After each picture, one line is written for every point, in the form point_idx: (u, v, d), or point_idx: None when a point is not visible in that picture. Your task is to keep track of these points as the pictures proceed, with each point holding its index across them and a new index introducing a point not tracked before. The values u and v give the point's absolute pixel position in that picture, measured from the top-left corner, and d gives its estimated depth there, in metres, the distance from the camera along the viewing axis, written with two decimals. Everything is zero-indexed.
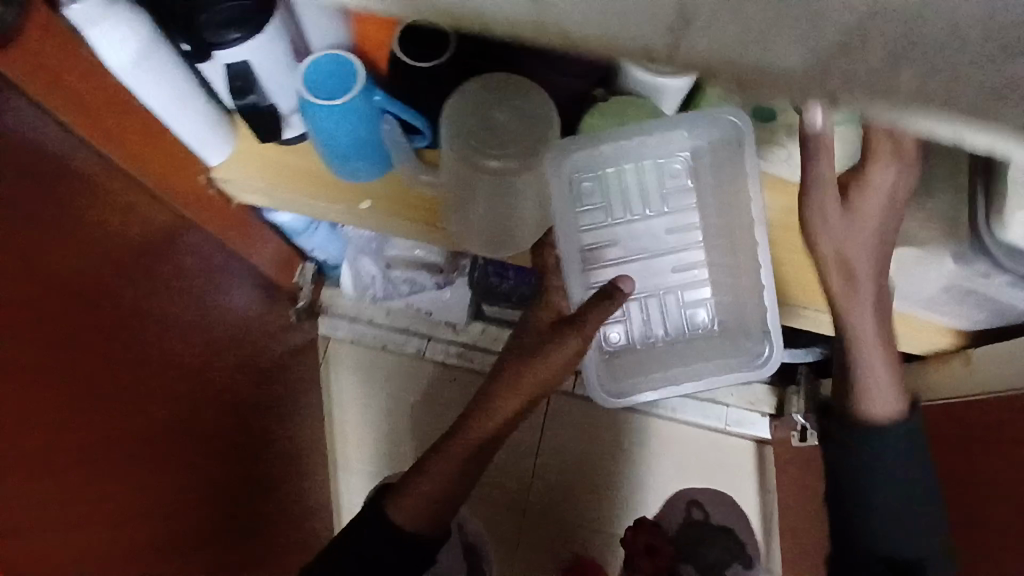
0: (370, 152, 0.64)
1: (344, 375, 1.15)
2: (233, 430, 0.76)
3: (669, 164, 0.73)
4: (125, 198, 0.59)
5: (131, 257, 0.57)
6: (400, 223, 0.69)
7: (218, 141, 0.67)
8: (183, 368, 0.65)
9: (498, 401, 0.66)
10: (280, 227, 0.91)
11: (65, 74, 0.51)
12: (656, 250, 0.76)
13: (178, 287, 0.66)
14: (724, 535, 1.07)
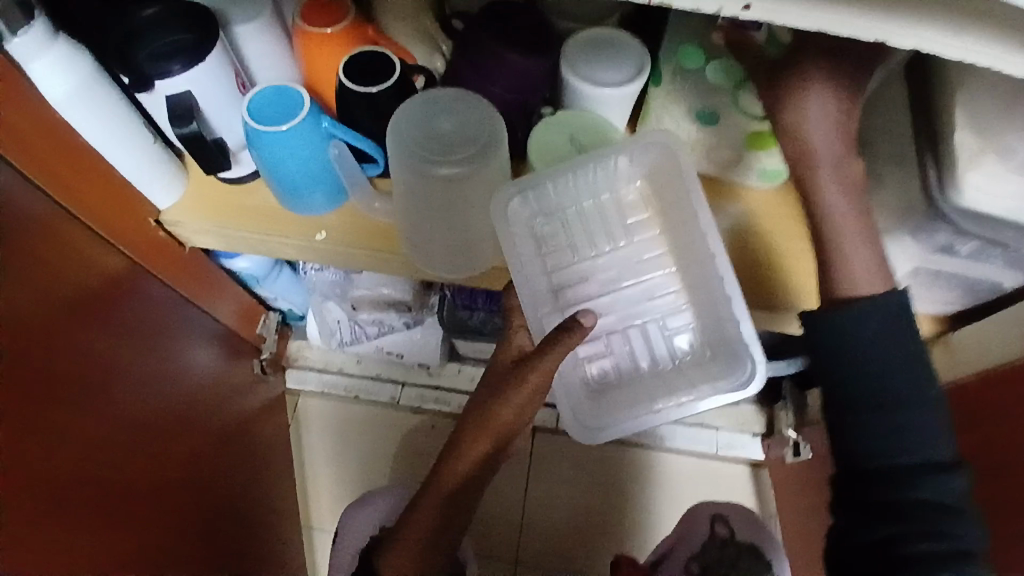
0: (321, 183, 0.63)
1: (316, 431, 1.09)
2: (181, 486, 0.72)
3: (624, 191, 0.64)
4: (70, 240, 0.59)
5: (74, 296, 0.57)
6: (362, 254, 0.68)
7: (166, 183, 0.66)
8: (127, 417, 0.64)
9: (466, 447, 0.62)
10: (237, 274, 0.88)
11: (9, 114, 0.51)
12: (635, 279, 0.64)
13: (124, 343, 0.65)
14: (755, 556, 0.92)
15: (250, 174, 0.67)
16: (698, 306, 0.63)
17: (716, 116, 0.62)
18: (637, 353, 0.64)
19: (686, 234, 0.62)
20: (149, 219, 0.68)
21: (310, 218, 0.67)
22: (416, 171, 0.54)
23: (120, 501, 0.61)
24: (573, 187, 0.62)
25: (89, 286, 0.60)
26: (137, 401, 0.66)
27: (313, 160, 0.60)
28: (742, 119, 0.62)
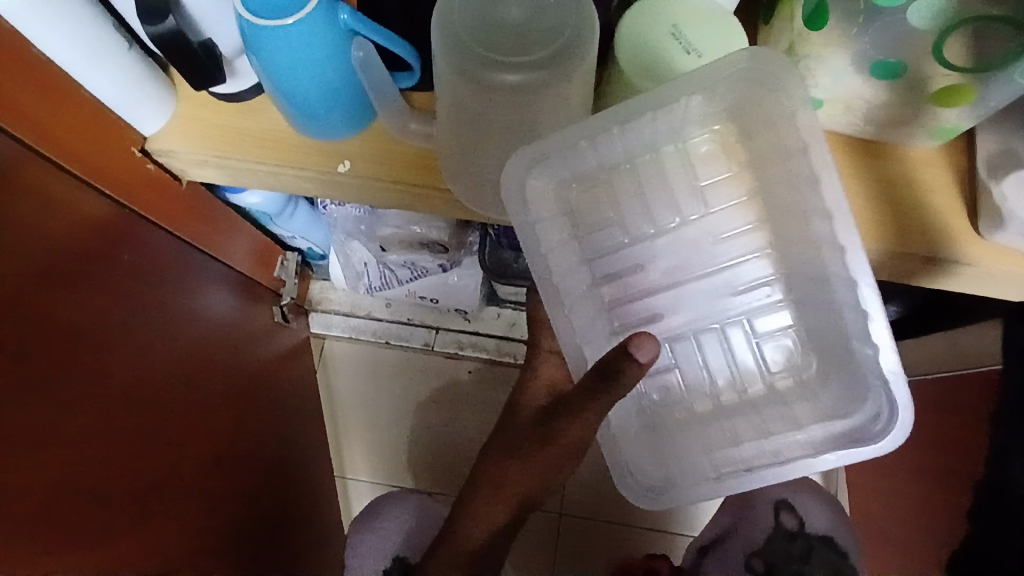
0: (341, 97, 0.49)
1: (345, 378, 1.01)
2: (201, 455, 0.64)
3: (694, 142, 0.49)
4: (35, 179, 0.46)
5: (56, 252, 0.47)
6: (394, 189, 0.55)
7: (152, 100, 0.52)
8: (137, 385, 0.55)
9: (481, 512, 0.63)
10: (248, 211, 0.76)
11: None
12: (713, 265, 0.51)
13: (121, 299, 0.54)
14: (826, 546, 0.84)
15: (253, 89, 0.53)
16: (794, 299, 0.51)
17: (899, 66, 0.45)
18: (717, 364, 0.52)
19: (783, 209, 0.48)
20: (134, 147, 0.55)
21: (328, 144, 0.54)
22: (469, 78, 0.40)
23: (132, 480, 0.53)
24: (623, 145, 0.47)
25: (65, 237, 0.48)
26: (144, 365, 0.56)
27: (327, 64, 0.46)
28: (939, 70, 0.45)
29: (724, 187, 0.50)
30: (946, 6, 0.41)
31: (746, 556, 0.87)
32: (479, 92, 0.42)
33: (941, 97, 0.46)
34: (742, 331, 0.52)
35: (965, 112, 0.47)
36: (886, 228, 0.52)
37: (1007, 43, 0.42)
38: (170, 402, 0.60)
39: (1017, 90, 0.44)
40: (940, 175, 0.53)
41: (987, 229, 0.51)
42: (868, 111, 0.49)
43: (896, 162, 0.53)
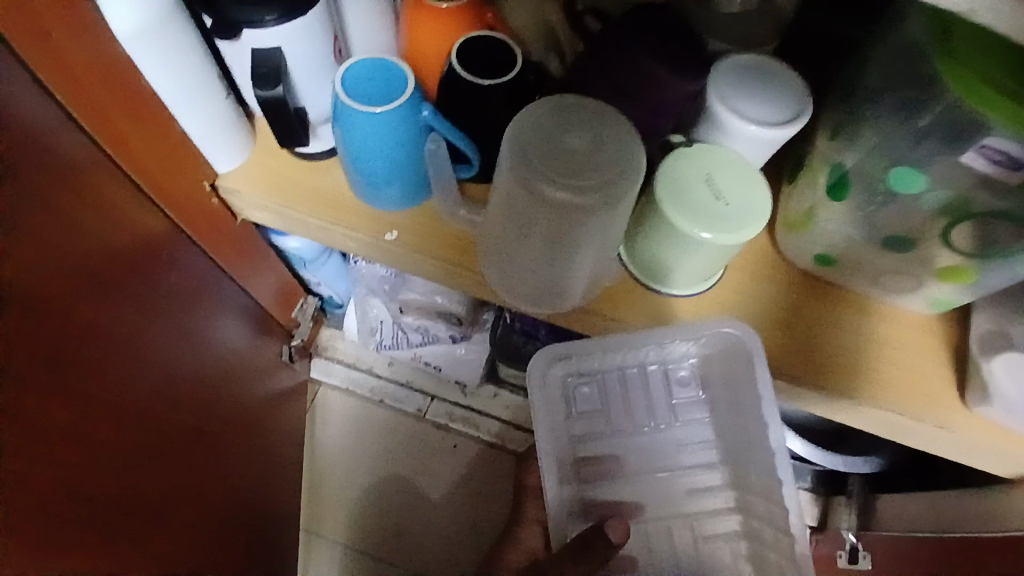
0: (404, 175, 0.55)
1: (332, 428, 1.02)
2: (191, 481, 0.65)
3: (671, 363, 0.64)
4: (114, 199, 0.50)
5: (116, 264, 0.51)
6: (431, 263, 0.59)
7: (231, 144, 0.58)
8: (154, 401, 0.57)
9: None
10: (284, 253, 0.80)
11: (67, 50, 0.43)
12: (669, 452, 0.67)
13: (155, 316, 0.57)
14: None
15: (326, 152, 0.59)
16: (735, 488, 0.65)
17: (910, 243, 0.51)
18: (660, 528, 0.67)
19: (731, 420, 0.64)
20: (204, 181, 0.60)
21: (382, 213, 0.59)
22: (529, 186, 0.46)
23: (132, 496, 0.53)
24: (611, 360, 0.62)
25: (124, 251, 0.52)
26: (157, 382, 0.58)
27: (401, 148, 0.52)
28: (944, 253, 0.50)
29: (694, 399, 0.66)
30: (958, 202, 0.46)
31: None
32: (534, 202, 0.47)
33: (943, 275, 0.51)
34: (681, 502, 0.67)
35: (962, 290, 0.51)
36: (867, 384, 0.56)
37: (1007, 240, 0.47)
38: (176, 423, 0.61)
39: (1008, 278, 0.49)
40: (933, 344, 0.57)
41: (975, 402, 0.55)
42: (878, 275, 0.54)
43: (891, 323, 0.58)
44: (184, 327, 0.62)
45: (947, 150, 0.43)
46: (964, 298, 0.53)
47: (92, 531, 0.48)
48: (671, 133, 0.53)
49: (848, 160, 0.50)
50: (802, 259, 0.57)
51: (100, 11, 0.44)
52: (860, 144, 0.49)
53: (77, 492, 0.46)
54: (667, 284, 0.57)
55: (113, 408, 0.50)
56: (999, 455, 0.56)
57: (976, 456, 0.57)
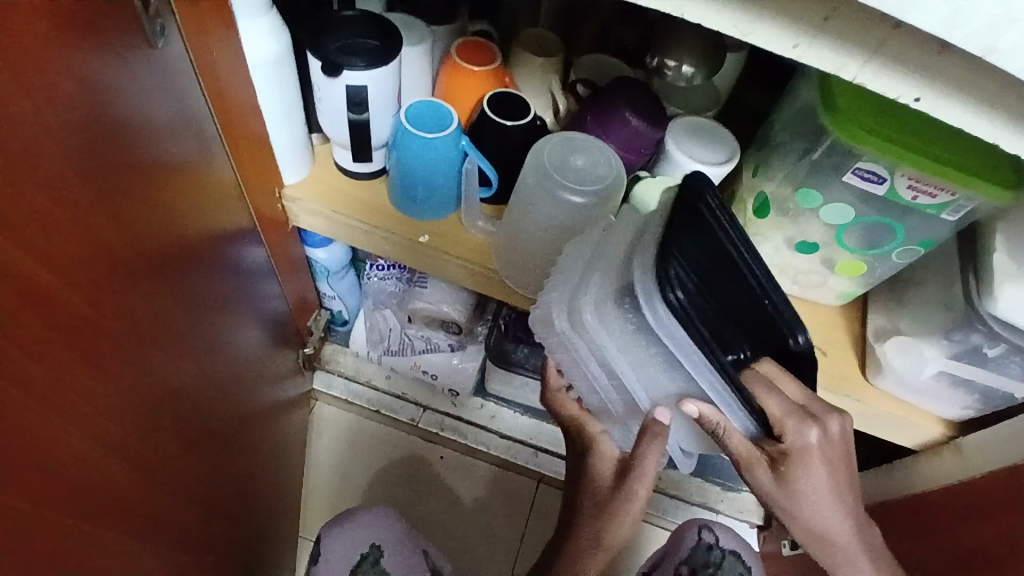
0: (443, 190, 0.71)
1: (330, 437, 1.11)
2: (221, 445, 0.72)
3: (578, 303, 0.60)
4: (227, 194, 0.64)
5: (217, 245, 0.63)
6: (454, 261, 0.74)
7: (299, 159, 0.73)
8: (213, 364, 0.67)
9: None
10: (312, 265, 0.93)
11: (223, 81, 0.58)
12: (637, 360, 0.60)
13: (229, 297, 0.68)
14: (737, 560, 0.96)
15: (371, 172, 0.76)
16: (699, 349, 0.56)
17: (817, 246, 0.70)
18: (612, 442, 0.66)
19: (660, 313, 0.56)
20: (277, 188, 0.74)
21: (415, 221, 0.75)
22: (549, 193, 0.65)
23: (186, 440, 0.62)
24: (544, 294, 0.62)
25: (224, 236, 0.65)
26: (217, 353, 0.68)
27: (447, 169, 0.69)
28: (841, 252, 0.69)
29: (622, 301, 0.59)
30: (846, 214, 0.66)
31: (676, 566, 0.96)
32: (550, 201, 0.66)
33: (842, 269, 0.71)
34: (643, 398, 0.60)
35: (857, 281, 0.72)
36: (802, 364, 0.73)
37: (884, 240, 0.66)
38: (220, 389, 0.70)
39: (889, 268, 0.69)
40: (841, 335, 0.75)
41: (874, 376, 0.71)
42: (796, 274, 0.73)
43: (809, 318, 0.75)
44: (243, 311, 0.73)
45: (834, 174, 0.64)
46: (861, 288, 0.73)
47: (153, 453, 0.56)
48: (639, 171, 0.73)
49: (767, 188, 0.70)
50: None
51: (244, 47, 0.60)
52: (774, 175, 0.69)
53: (155, 418, 0.55)
54: None
55: (190, 364, 0.61)
56: (899, 423, 0.73)
57: (883, 425, 0.74)
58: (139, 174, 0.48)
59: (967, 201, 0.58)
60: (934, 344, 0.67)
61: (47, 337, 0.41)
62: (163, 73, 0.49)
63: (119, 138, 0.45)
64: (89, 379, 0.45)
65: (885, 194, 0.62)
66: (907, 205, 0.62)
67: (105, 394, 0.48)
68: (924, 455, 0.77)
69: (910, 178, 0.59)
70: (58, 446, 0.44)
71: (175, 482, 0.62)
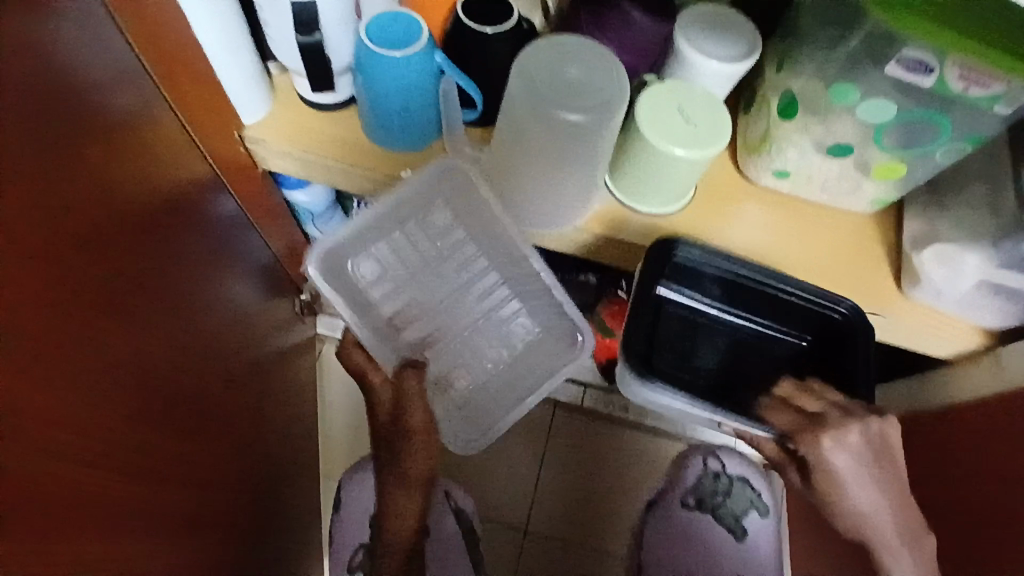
0: (420, 117, 0.63)
1: (340, 378, 1.09)
2: (225, 409, 0.70)
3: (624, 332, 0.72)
4: (178, 148, 0.57)
5: (179, 208, 0.57)
6: (441, 194, 0.68)
7: (257, 94, 0.64)
8: (202, 332, 0.63)
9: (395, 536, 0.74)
10: (294, 208, 0.87)
11: (149, 16, 0.49)
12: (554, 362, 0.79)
13: (204, 257, 0.63)
14: (743, 485, 1.00)
15: (341, 102, 0.67)
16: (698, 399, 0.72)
17: (851, 148, 0.61)
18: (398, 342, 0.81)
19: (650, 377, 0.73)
20: (235, 130, 0.66)
21: (395, 153, 0.67)
22: (536, 112, 0.57)
23: (185, 415, 0.60)
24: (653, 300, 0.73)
25: (186, 193, 0.58)
26: (204, 320, 0.63)
27: (422, 93, 0.60)
28: (877, 153, 0.61)
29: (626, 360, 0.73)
30: (886, 111, 0.56)
31: (681, 494, 1.00)
32: (537, 119, 0.58)
33: (879, 174, 0.62)
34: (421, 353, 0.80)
35: (893, 185, 0.63)
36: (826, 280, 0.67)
37: (926, 138, 0.57)
38: (214, 355, 0.67)
39: (932, 168, 0.61)
40: (875, 246, 0.68)
41: (909, 288, 0.65)
42: (825, 182, 0.65)
43: (838, 228, 0.68)
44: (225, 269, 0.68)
45: (873, 66, 0.54)
46: (898, 192, 0.65)
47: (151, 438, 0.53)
48: (645, 74, 0.63)
49: (795, 85, 0.60)
50: (762, 177, 0.67)
51: None
52: (803, 71, 0.60)
53: (142, 406, 0.52)
54: (646, 204, 0.66)
55: (173, 339, 0.57)
56: (937, 334, 0.67)
57: (917, 338, 0.68)
58: (60, 145, 0.40)
59: (1021, 91, 0.50)
60: (980, 253, 0.60)
61: (5, 352, 0.36)
62: (72, 17, 0.41)
63: (26, 109, 0.37)
64: (55, 389, 0.40)
65: (932, 87, 0.52)
66: (954, 97, 0.53)
67: (81, 394, 0.43)
68: (959, 365, 0.72)
69: (962, 67, 0.50)
70: (48, 463, 0.40)
71: (182, 457, 0.60)
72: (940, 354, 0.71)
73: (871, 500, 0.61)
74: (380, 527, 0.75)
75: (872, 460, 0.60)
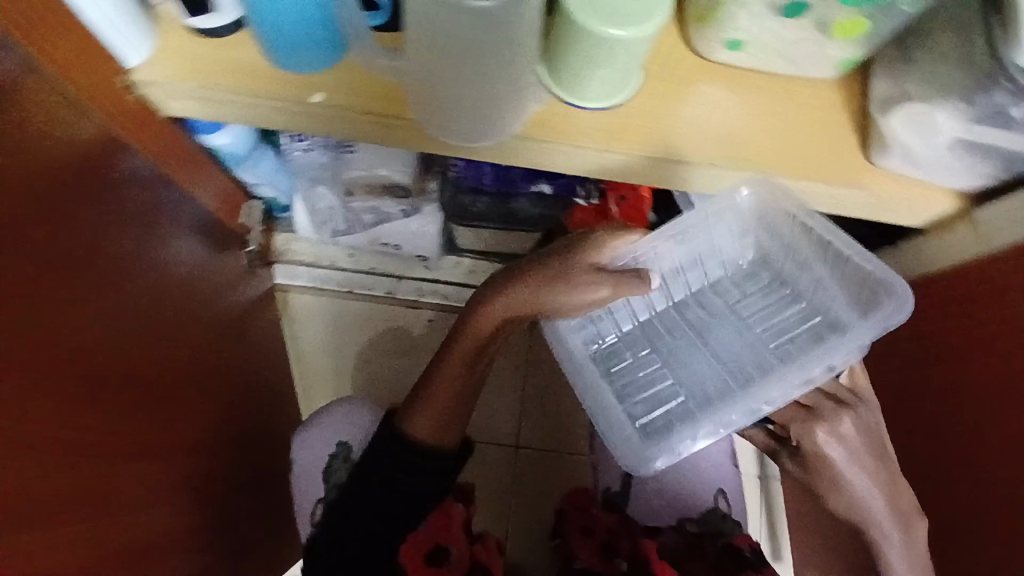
0: (317, 32, 0.55)
1: (309, 325, 1.05)
2: (178, 379, 0.67)
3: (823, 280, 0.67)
4: (60, 112, 0.49)
5: (74, 180, 0.50)
6: (362, 119, 0.60)
7: (134, 28, 0.56)
8: (127, 307, 0.58)
9: (420, 424, 0.71)
10: (218, 155, 0.80)
11: None
12: (733, 352, 0.74)
13: (121, 226, 0.58)
14: None
15: (232, 25, 0.59)
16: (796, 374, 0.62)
17: (806, 7, 0.53)
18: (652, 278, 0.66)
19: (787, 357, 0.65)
20: (121, 78, 0.58)
21: (303, 77, 0.59)
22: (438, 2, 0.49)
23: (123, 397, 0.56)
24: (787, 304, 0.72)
25: (81, 159, 0.52)
26: (133, 292, 0.60)
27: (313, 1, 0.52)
28: (837, 9, 0.53)
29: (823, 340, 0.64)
30: None
31: None
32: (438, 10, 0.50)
33: (840, 32, 0.55)
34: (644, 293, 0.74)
35: (857, 44, 0.57)
36: (791, 159, 0.62)
37: None
38: (151, 327, 0.62)
39: (900, 18, 0.54)
40: (841, 117, 0.63)
41: (878, 155, 0.61)
42: (782, 49, 0.58)
43: (800, 100, 0.63)
44: (144, 235, 0.63)
45: None
46: (864, 51, 0.58)
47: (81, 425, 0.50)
48: None
49: None
50: (716, 52, 0.60)
51: None
52: None
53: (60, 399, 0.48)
54: (588, 99, 0.60)
55: (95, 322, 0.53)
56: (909, 202, 0.64)
57: (890, 209, 0.65)
58: None
59: None
60: (951, 110, 0.55)
61: None
62: None
63: None
64: None
65: None
66: None
67: None
68: (935, 232, 0.70)
69: None
70: None
71: (126, 439, 0.57)
72: (914, 223, 0.68)
73: (865, 483, 0.62)
74: (449, 353, 0.70)
75: (869, 449, 0.62)
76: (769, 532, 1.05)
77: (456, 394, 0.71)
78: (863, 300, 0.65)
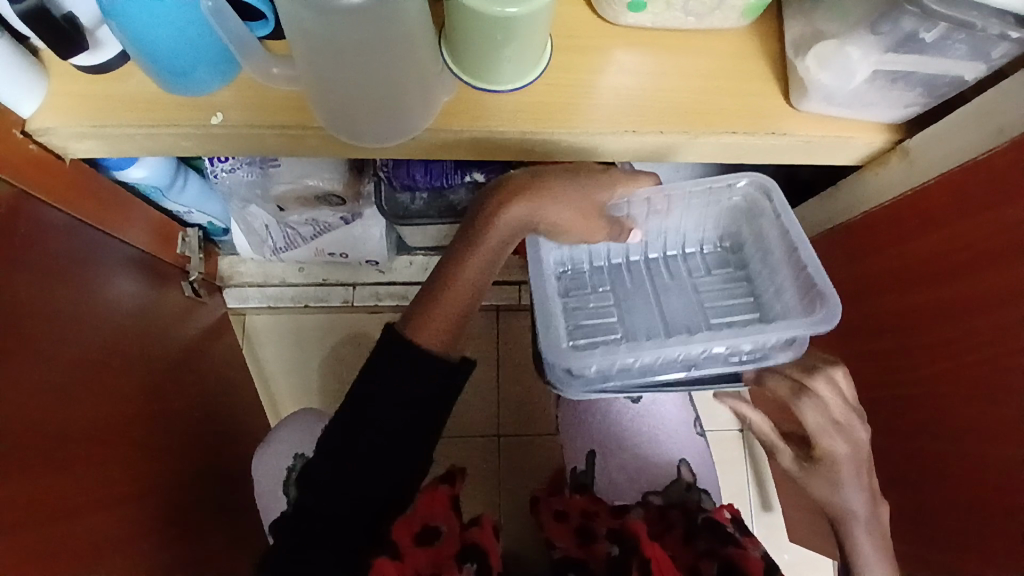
0: (204, 52, 0.52)
1: (269, 346, 1.03)
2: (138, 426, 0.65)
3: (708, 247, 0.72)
4: None
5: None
6: (271, 133, 0.58)
7: (16, 76, 0.52)
8: (69, 365, 0.56)
9: (425, 336, 0.58)
10: (135, 188, 0.77)
11: None
12: (682, 317, 0.71)
13: (46, 282, 0.55)
14: None
15: (119, 57, 0.55)
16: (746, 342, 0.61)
17: None
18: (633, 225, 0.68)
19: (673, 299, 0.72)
20: (14, 130, 0.54)
21: (201, 98, 0.57)
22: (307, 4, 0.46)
23: (77, 456, 0.55)
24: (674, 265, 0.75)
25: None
26: (77, 345, 0.58)
27: (191, 24, 0.50)
28: None
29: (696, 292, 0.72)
30: None
31: None
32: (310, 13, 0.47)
33: None
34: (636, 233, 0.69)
35: None
36: (710, 112, 0.60)
37: None
38: (101, 378, 0.61)
39: None
40: (760, 65, 0.61)
41: (799, 99, 0.60)
42: (688, 3, 0.57)
43: (714, 53, 0.61)
44: (78, 285, 0.60)
45: None
46: None
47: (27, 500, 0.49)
48: None
49: None
50: (621, 15, 0.59)
51: None
52: None
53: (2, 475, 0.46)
54: (499, 82, 0.58)
55: (30, 390, 0.51)
56: (837, 141, 0.62)
57: (822, 151, 0.64)
58: None
59: None
60: (862, 43, 0.54)
61: None
62: None
63: None
64: None
65: None
66: None
67: None
68: (869, 167, 0.70)
69: None
70: None
71: (86, 500, 0.55)
72: (848, 161, 0.67)
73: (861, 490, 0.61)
74: (455, 258, 0.59)
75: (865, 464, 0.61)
76: (755, 478, 1.07)
77: (471, 302, 0.60)
78: (805, 305, 0.64)
